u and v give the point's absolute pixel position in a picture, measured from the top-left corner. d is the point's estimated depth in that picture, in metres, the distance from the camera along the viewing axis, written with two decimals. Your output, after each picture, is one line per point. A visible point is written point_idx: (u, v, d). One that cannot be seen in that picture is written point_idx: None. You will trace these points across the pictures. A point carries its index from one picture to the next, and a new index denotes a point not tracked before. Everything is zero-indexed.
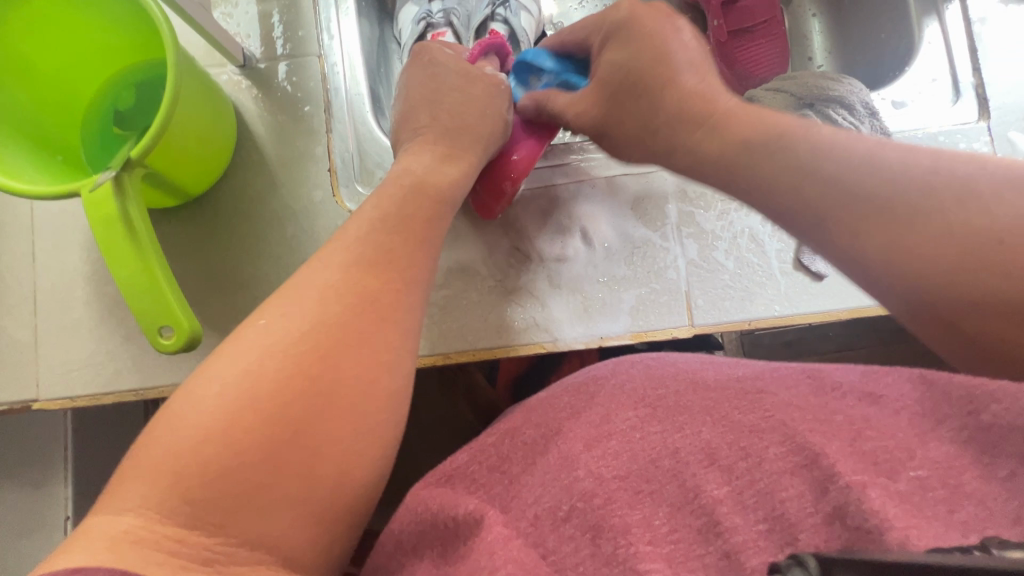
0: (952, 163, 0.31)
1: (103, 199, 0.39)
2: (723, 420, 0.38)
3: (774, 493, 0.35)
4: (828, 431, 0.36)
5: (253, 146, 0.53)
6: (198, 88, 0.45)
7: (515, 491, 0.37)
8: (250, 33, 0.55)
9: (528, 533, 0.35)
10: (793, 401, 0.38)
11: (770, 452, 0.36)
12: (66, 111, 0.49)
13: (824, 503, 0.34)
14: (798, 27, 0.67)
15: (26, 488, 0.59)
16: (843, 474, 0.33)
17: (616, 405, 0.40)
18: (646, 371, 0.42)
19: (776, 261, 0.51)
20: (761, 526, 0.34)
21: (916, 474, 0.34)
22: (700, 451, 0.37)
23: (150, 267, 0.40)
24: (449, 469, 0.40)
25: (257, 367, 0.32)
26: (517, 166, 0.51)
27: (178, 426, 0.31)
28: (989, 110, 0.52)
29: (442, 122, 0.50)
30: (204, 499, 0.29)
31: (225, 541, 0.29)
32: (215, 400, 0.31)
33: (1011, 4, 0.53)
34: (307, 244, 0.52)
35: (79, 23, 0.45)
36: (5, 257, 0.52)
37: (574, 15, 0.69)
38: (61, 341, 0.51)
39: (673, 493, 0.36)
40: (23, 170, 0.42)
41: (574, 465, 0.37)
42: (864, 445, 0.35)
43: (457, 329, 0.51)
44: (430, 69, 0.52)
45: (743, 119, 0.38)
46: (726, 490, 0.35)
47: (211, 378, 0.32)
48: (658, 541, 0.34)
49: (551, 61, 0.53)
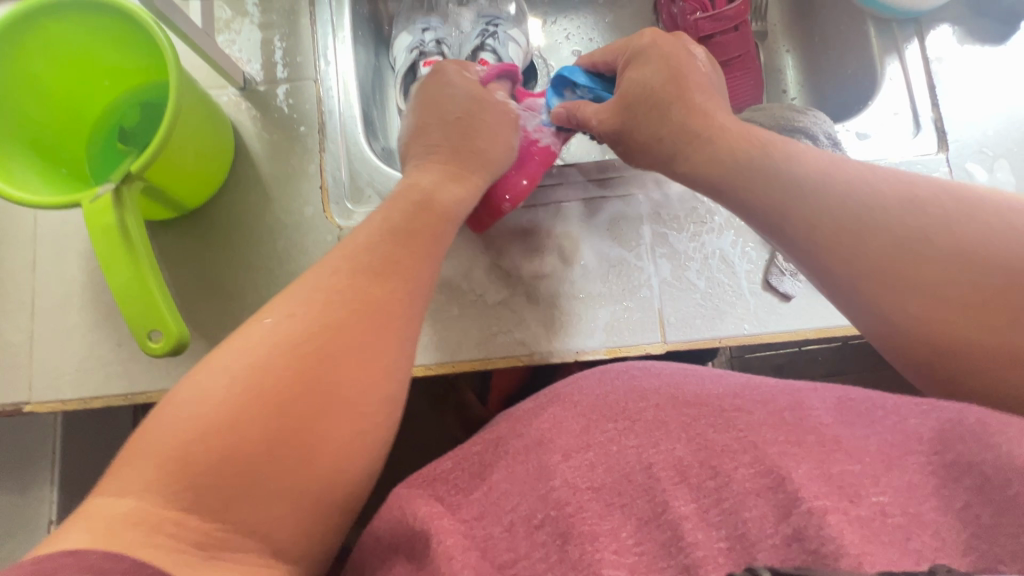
0: (904, 202, 0.36)
1: (102, 210, 0.41)
2: (697, 437, 0.39)
3: (738, 512, 0.35)
4: (799, 454, 0.36)
5: (249, 163, 0.56)
6: (198, 109, 0.48)
7: (494, 499, 0.39)
8: (252, 58, 0.58)
9: (502, 539, 0.37)
10: (768, 420, 0.39)
11: (739, 472, 0.37)
12: (73, 127, 0.52)
13: (785, 525, 0.34)
14: (773, 63, 0.71)
15: (10, 492, 0.60)
16: (807, 498, 0.34)
17: (597, 418, 0.41)
18: (629, 385, 0.44)
19: (745, 281, 0.53)
20: (722, 544, 0.35)
21: (878, 500, 0.34)
22: (672, 468, 0.38)
23: (143, 274, 0.42)
24: (431, 473, 0.42)
25: (239, 374, 0.34)
26: (514, 190, 0.54)
27: (159, 425, 0.33)
28: (947, 143, 0.55)
29: (449, 143, 0.52)
30: (180, 497, 0.31)
31: (224, 526, 0.31)
32: (217, 393, 0.33)
33: (967, 44, 0.57)
34: (297, 257, 0.55)
35: (91, 48, 0.48)
36: (7, 264, 0.55)
37: (560, 48, 0.74)
38: (56, 346, 0.53)
39: (642, 507, 0.37)
40: (29, 183, 0.45)
41: (551, 475, 0.39)
42: (832, 468, 0.35)
43: (438, 341, 0.53)
44: (444, 90, 0.55)
45: (725, 158, 0.43)
46: (693, 506, 0.36)
47: (195, 382, 0.34)
48: (622, 552, 0.36)
49: (584, 77, 0.56)
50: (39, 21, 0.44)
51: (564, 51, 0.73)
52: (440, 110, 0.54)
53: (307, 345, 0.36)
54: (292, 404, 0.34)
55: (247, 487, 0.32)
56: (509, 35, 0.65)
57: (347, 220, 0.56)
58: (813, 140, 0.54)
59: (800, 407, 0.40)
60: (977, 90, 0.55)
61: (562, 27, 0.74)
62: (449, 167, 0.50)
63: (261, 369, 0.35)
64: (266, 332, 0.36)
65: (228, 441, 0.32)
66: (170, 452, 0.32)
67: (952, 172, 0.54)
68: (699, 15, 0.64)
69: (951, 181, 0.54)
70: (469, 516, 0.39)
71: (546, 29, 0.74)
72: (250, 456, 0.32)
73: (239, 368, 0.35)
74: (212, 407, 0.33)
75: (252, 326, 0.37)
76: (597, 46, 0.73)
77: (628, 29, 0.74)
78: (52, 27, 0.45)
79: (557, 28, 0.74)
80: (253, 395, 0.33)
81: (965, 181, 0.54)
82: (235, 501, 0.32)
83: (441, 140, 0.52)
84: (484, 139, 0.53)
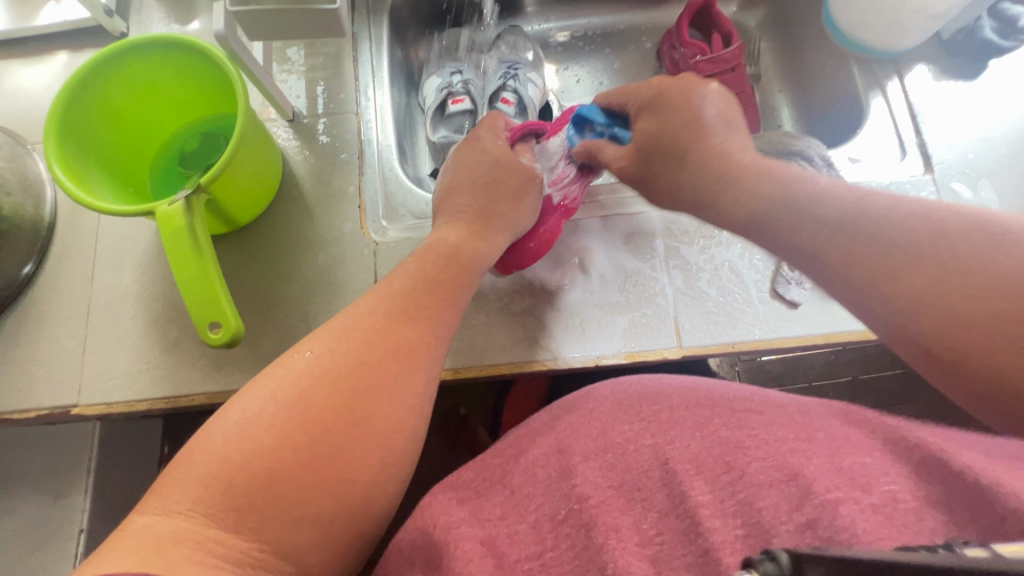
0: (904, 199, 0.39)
1: (175, 215, 0.45)
2: (711, 435, 0.40)
3: (752, 502, 0.36)
4: (810, 451, 0.37)
5: (294, 184, 0.62)
6: (258, 134, 0.54)
7: (517, 501, 0.40)
8: (299, 95, 0.65)
9: (528, 534, 0.38)
10: (778, 420, 0.41)
11: (753, 466, 0.37)
12: (141, 152, 0.59)
13: (798, 514, 0.34)
14: (767, 101, 0.78)
15: (46, 499, 0.62)
16: (820, 491, 0.34)
17: (614, 421, 0.43)
18: (642, 390, 0.46)
19: (754, 290, 0.57)
20: (738, 530, 0.35)
21: (889, 488, 0.34)
22: (690, 461, 0.39)
23: (208, 270, 0.46)
24: (455, 482, 0.44)
25: (296, 381, 0.38)
26: (541, 236, 0.58)
27: (224, 428, 0.36)
28: (933, 165, 0.60)
29: (472, 208, 0.56)
30: (240, 507, 0.34)
31: (262, 547, 0.34)
32: (263, 419, 0.36)
33: (943, 80, 0.63)
34: (336, 269, 0.59)
35: (166, 83, 0.55)
36: (67, 275, 0.59)
37: (573, 88, 0.81)
38: (108, 351, 0.57)
39: (661, 499, 0.38)
40: (104, 195, 0.51)
41: (571, 475, 0.40)
42: (842, 461, 0.36)
43: (466, 347, 0.56)
44: (467, 153, 0.61)
45: (749, 193, 0.46)
46: (710, 496, 0.37)
47: (258, 394, 0.38)
48: (644, 543, 0.37)
49: (603, 117, 0.59)
50: (124, 58, 0.51)
51: (576, 92, 0.81)
52: (469, 177, 0.59)
53: (341, 380, 0.39)
54: (341, 417, 0.38)
55: (281, 509, 0.34)
56: (528, 76, 0.73)
57: (383, 236, 0.61)
58: (809, 161, 0.60)
59: (806, 413, 0.42)
60: (956, 117, 0.61)
61: (574, 72, 0.82)
62: (467, 228, 0.55)
63: (324, 388, 0.38)
64: (304, 365, 0.39)
65: (277, 464, 0.35)
66: (221, 470, 0.34)
67: (939, 191, 0.59)
68: (698, 58, 0.71)
69: (938, 198, 0.58)
70: (491, 517, 0.39)
71: (560, 74, 0.82)
72: (296, 477, 0.35)
73: (301, 378, 0.38)
74: (258, 433, 0.35)
75: (311, 349, 0.40)
76: (605, 88, 0.81)
77: (633, 73, 0.81)
78: (136, 65, 0.52)
79: (569, 73, 0.82)
80: (309, 409, 0.37)
81: (952, 199, 0.58)
82: (272, 521, 0.34)
83: (459, 208, 0.57)
84: (508, 182, 0.59)
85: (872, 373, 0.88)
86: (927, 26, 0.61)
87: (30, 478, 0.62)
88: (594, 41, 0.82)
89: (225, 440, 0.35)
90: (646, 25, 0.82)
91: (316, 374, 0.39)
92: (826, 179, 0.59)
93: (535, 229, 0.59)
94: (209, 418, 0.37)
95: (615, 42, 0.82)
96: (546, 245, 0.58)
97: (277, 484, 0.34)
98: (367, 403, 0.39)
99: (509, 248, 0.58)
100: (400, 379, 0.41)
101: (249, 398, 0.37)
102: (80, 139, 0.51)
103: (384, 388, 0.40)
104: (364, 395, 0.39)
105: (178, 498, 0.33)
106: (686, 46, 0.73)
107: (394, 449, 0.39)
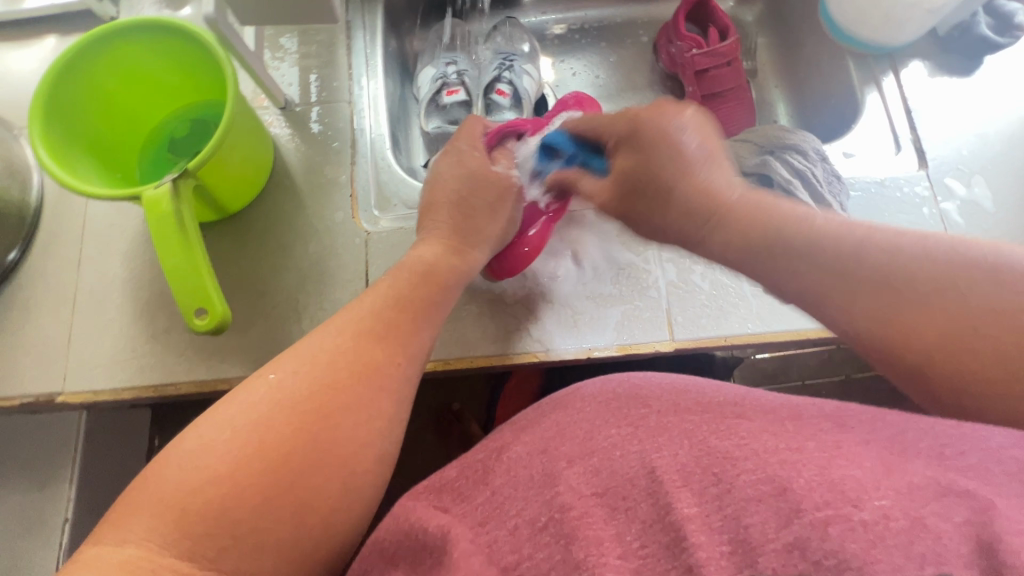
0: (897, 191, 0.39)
1: (160, 198, 0.45)
2: (698, 443, 0.37)
3: (740, 518, 0.32)
4: (800, 462, 0.33)
5: (285, 172, 0.61)
6: (247, 121, 0.53)
7: (497, 502, 0.38)
8: (291, 83, 0.64)
9: (506, 541, 0.35)
10: (766, 428, 0.38)
11: (742, 479, 0.34)
12: (129, 138, 0.58)
13: (785, 532, 0.30)
14: (763, 98, 0.78)
15: (30, 488, 0.61)
16: (809, 509, 0.31)
17: (600, 424, 0.41)
18: (630, 391, 0.45)
19: (747, 284, 0.57)
20: (723, 547, 0.31)
21: (881, 503, 0.30)
22: (675, 471, 0.35)
23: (194, 255, 0.46)
24: (439, 482, 0.42)
25: (256, 407, 0.37)
26: (531, 241, 0.59)
27: (181, 456, 0.35)
28: (927, 161, 0.59)
29: (458, 219, 0.56)
30: (197, 535, 0.33)
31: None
32: (218, 446, 0.35)
33: (938, 76, 0.63)
34: (327, 259, 0.58)
35: (155, 67, 0.54)
36: (53, 261, 0.58)
37: (569, 81, 0.81)
38: (94, 338, 0.56)
39: (646, 510, 0.35)
40: (90, 179, 0.50)
41: (555, 481, 0.37)
42: (833, 473, 0.32)
43: (457, 338, 0.56)
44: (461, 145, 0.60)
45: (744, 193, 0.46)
46: (696, 509, 0.33)
47: (215, 422, 0.37)
48: (627, 556, 0.33)
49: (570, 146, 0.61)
50: (110, 42, 0.50)
51: (572, 85, 0.80)
52: (462, 179, 0.59)
53: (304, 404, 0.38)
54: (303, 441, 0.37)
55: (239, 538, 0.33)
56: (523, 68, 0.72)
57: (374, 226, 0.60)
58: (803, 155, 0.60)
59: (796, 414, 0.41)
60: (950, 112, 0.61)
61: (570, 65, 0.81)
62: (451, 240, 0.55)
63: (285, 410, 0.38)
64: (267, 388, 0.39)
65: (233, 491, 0.34)
66: (178, 498, 0.33)
67: (933, 187, 0.58)
68: (693, 52, 0.71)
69: (932, 193, 0.58)
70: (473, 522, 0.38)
71: (556, 67, 0.81)
72: (252, 505, 0.34)
73: (261, 402, 0.38)
74: (212, 461, 0.35)
75: (275, 372, 0.40)
76: (601, 82, 0.80)
77: (629, 67, 0.81)
78: (124, 48, 0.51)
79: (565, 66, 0.81)
80: (269, 433, 0.36)
81: (945, 195, 0.58)
82: (229, 550, 0.33)
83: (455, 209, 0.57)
84: (492, 192, 0.59)
85: (864, 372, 0.88)
86: (924, 20, 0.61)
87: (13, 468, 0.61)
88: (591, 34, 0.82)
89: (182, 468, 0.34)
90: (643, 19, 0.82)
91: (278, 399, 0.38)
92: (821, 174, 0.58)
93: (524, 233, 0.60)
94: (169, 444, 0.36)
95: (612, 37, 0.82)
96: (536, 250, 0.59)
97: (236, 511, 0.34)
98: (329, 426, 0.38)
99: (497, 255, 0.58)
100: (365, 400, 0.41)
101: (207, 425, 0.37)
102: (66, 122, 0.50)
103: (348, 410, 0.39)
104: (330, 418, 0.38)
105: (139, 522, 0.33)
106: (682, 40, 0.72)
107: (358, 472, 0.38)
